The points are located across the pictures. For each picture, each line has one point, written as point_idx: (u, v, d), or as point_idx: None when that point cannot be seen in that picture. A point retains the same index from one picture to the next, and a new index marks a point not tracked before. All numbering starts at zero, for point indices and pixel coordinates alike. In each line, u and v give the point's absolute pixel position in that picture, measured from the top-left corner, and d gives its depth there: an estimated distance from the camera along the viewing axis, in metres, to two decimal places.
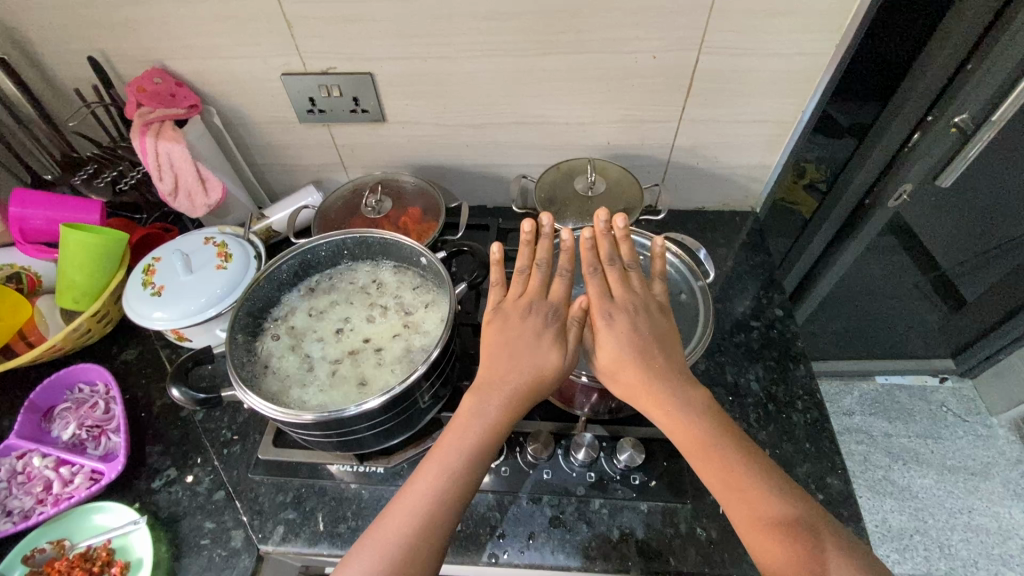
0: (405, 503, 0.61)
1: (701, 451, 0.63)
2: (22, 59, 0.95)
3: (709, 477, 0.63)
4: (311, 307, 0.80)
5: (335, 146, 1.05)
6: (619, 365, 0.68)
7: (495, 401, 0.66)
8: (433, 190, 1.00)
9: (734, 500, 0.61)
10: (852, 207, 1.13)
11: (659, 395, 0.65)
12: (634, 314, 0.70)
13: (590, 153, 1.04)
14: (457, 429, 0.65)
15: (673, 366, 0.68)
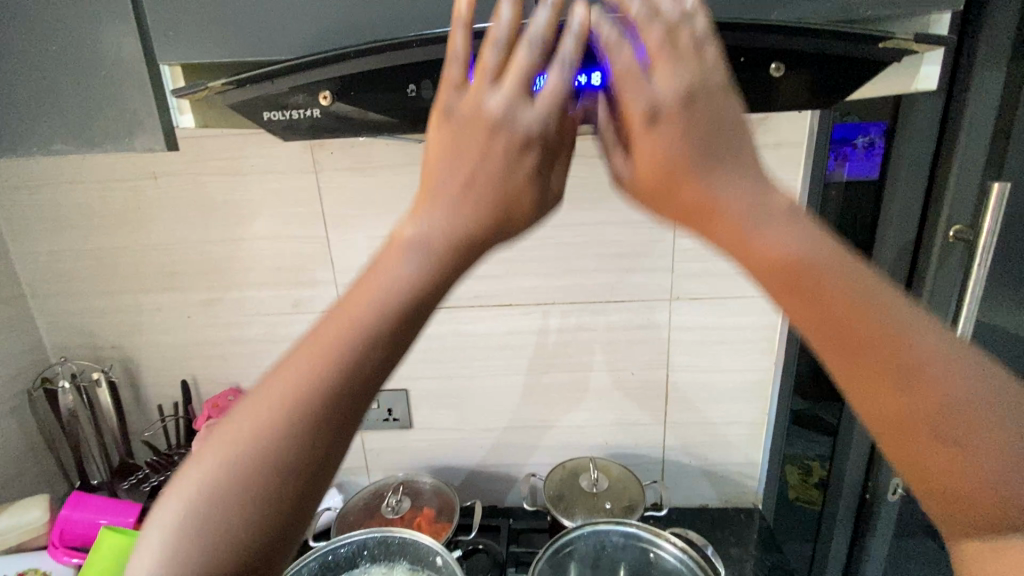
0: (269, 397, 0.44)
1: (813, 300, 0.43)
2: (128, 383, 1.18)
3: (828, 343, 0.44)
4: None
5: (363, 449, 1.19)
6: (649, 179, 0.46)
7: (379, 291, 0.45)
8: (448, 489, 1.08)
9: (862, 384, 0.44)
10: (856, 506, 1.05)
11: (735, 222, 0.43)
12: (693, 100, 0.43)
13: (592, 453, 1.17)
14: (318, 345, 0.44)
15: (737, 172, 0.44)
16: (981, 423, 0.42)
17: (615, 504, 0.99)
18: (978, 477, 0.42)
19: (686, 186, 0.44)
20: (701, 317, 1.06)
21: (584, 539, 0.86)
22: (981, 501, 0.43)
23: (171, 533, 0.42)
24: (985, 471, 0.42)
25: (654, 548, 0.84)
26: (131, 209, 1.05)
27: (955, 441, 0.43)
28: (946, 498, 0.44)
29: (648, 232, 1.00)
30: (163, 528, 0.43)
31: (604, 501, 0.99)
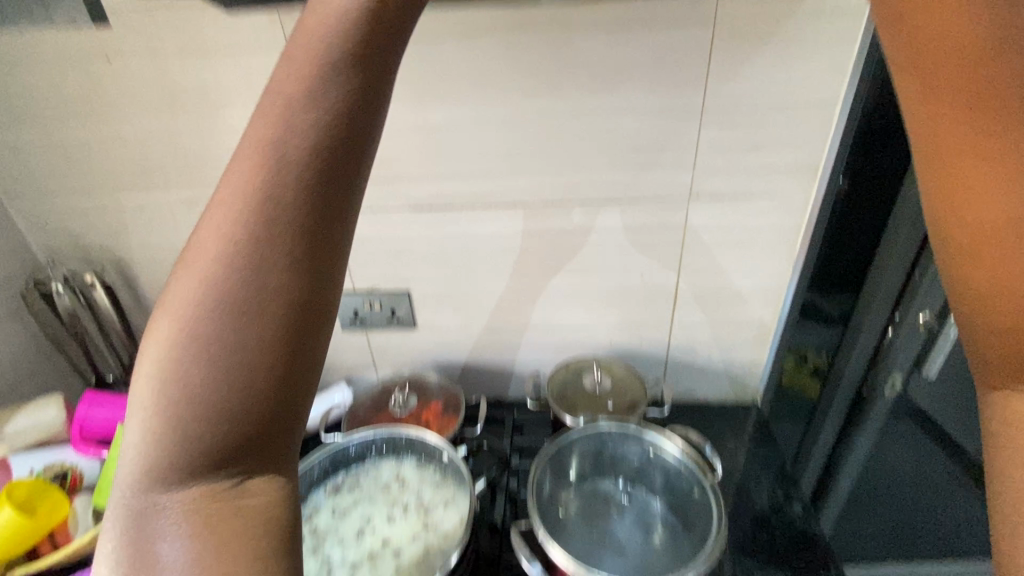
0: (205, 250, 0.45)
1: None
2: (124, 284, 1.16)
3: (945, 97, 0.51)
4: (335, 506, 0.82)
5: (370, 348, 1.19)
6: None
7: (264, 173, 0.45)
8: (455, 387, 1.10)
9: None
10: (852, 396, 1.17)
11: None
12: None
13: (596, 352, 1.17)
14: (222, 209, 0.46)
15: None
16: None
17: (617, 403, 1.00)
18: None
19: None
20: (720, 217, 0.98)
21: (587, 437, 0.87)
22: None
23: (137, 445, 0.43)
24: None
25: (656, 448, 0.85)
26: (88, 97, 0.93)
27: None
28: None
29: (671, 121, 0.89)
30: (131, 454, 0.43)
31: (607, 402, 1.00)
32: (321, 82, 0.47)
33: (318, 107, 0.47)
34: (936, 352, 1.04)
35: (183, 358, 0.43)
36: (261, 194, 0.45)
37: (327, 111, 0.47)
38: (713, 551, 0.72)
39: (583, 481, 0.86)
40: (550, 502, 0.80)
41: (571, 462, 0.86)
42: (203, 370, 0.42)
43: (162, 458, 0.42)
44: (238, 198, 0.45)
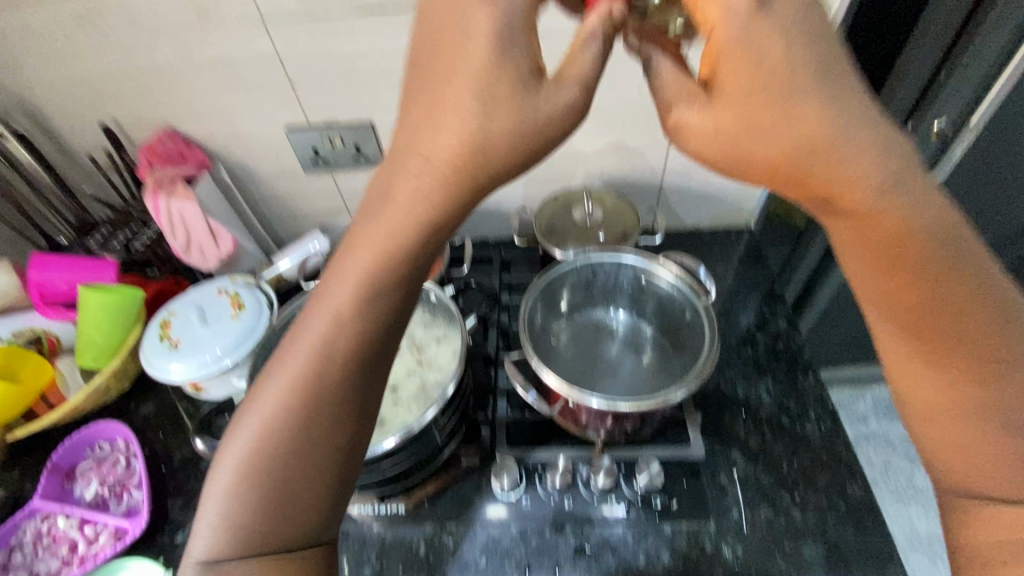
0: (286, 363, 0.51)
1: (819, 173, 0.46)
2: (41, 133, 1.00)
3: (926, 329, 0.50)
4: None
5: (339, 192, 1.09)
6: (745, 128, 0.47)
7: (350, 318, 0.50)
8: (438, 228, 1.04)
9: (869, 262, 0.50)
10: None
11: (845, 147, 0.45)
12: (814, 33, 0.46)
13: (585, 182, 1.08)
14: (324, 308, 0.50)
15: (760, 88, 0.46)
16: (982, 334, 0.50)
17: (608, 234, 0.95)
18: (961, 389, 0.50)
19: (743, 94, 0.46)
20: None
21: (578, 271, 0.83)
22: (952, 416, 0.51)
23: (213, 524, 0.49)
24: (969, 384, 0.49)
25: (648, 277, 0.82)
26: None
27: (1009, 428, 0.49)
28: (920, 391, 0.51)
29: None
30: (207, 526, 0.50)
31: (597, 233, 0.95)
32: (399, 245, 0.48)
33: (387, 269, 0.49)
34: (944, 162, 0.99)
35: (262, 459, 0.50)
36: (338, 330, 0.50)
37: (402, 263, 0.49)
38: (707, 366, 0.72)
39: (572, 311, 0.84)
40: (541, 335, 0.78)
41: (562, 296, 0.83)
42: (277, 478, 0.50)
43: (231, 543, 0.49)
44: (314, 347, 0.50)
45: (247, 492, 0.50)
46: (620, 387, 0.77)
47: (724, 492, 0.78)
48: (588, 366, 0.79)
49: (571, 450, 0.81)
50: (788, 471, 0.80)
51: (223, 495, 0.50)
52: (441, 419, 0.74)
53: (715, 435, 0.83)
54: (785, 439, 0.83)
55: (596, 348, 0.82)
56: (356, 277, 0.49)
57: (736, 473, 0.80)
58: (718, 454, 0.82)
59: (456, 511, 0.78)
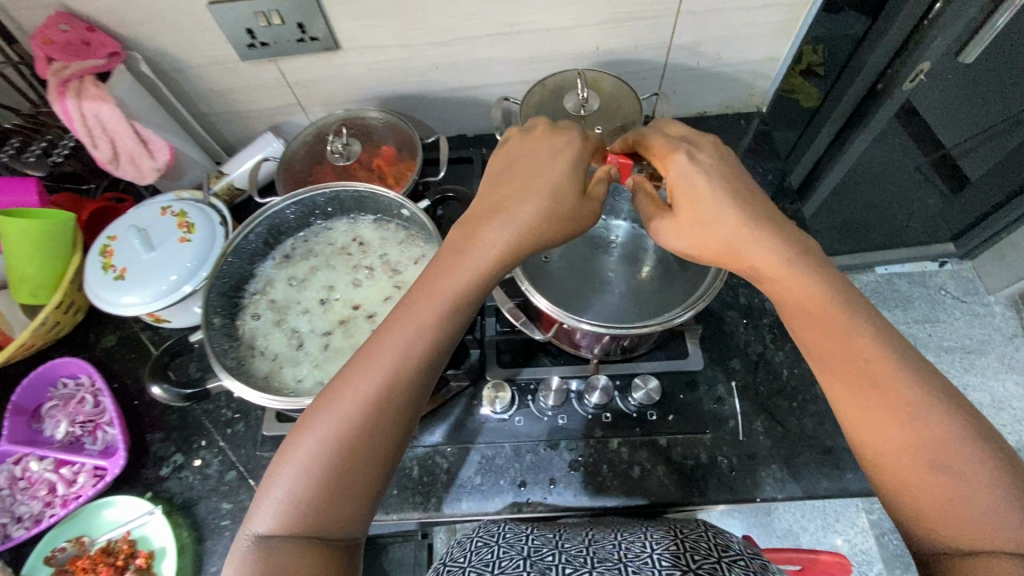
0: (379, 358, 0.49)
1: (818, 334, 0.49)
2: None
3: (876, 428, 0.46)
4: (290, 276, 0.72)
5: (287, 83, 0.93)
6: (715, 219, 0.53)
7: (443, 326, 0.51)
8: (403, 123, 0.90)
9: (892, 466, 0.44)
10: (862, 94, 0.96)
11: (755, 222, 0.52)
12: (701, 152, 0.56)
13: (578, 63, 0.92)
14: (417, 318, 0.51)
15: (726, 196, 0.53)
16: (929, 425, 0.44)
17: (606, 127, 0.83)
18: (938, 474, 0.42)
19: (704, 207, 0.53)
20: None
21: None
22: (955, 508, 0.41)
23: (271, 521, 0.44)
24: (947, 480, 0.42)
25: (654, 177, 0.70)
26: None
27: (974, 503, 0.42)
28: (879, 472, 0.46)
29: None
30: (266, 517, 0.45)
31: (594, 127, 0.82)
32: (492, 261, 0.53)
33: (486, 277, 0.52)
34: (989, 28, 0.81)
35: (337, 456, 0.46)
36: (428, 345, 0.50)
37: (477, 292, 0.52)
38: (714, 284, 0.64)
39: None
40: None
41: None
42: (348, 480, 0.46)
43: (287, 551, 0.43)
44: (408, 355, 0.49)
45: (303, 505, 0.45)
46: (612, 310, 0.72)
47: (722, 404, 0.75)
48: (581, 283, 0.74)
49: (562, 369, 0.77)
50: (788, 380, 0.77)
51: (291, 487, 0.45)
52: None
53: (713, 346, 0.80)
54: (787, 347, 0.79)
55: (591, 262, 0.76)
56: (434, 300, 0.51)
57: (735, 385, 0.77)
58: (717, 366, 0.78)
59: (447, 434, 0.76)
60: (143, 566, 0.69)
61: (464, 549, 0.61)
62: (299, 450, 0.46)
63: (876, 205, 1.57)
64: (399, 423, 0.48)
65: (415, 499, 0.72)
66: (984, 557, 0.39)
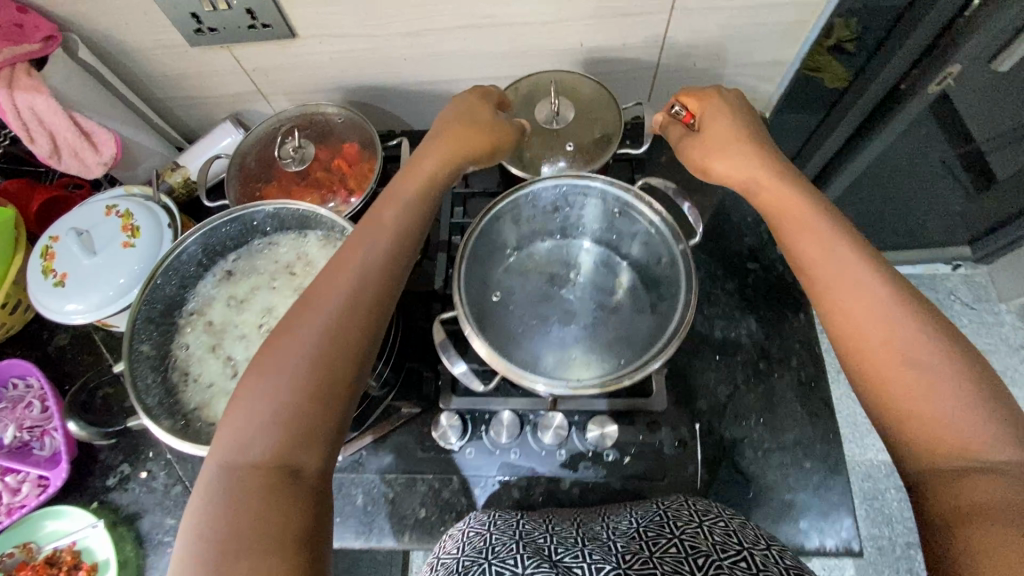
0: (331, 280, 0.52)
1: (809, 256, 0.55)
2: None
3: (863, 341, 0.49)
4: (231, 296, 0.68)
5: (243, 70, 0.85)
6: (724, 147, 0.65)
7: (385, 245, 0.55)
8: (366, 121, 0.85)
9: (874, 381, 0.48)
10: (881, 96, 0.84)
11: (756, 148, 0.64)
12: (733, 103, 0.69)
13: (561, 59, 0.83)
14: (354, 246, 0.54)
15: (744, 133, 0.65)
16: (899, 341, 0.47)
17: (581, 141, 0.75)
18: (922, 382, 0.45)
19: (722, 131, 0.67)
20: None
21: (538, 198, 0.64)
22: (933, 414, 0.44)
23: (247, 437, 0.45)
24: (927, 394, 0.45)
25: (626, 208, 0.63)
26: None
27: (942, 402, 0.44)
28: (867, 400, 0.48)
29: None
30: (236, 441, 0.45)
31: (567, 141, 0.75)
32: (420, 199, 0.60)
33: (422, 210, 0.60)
34: None
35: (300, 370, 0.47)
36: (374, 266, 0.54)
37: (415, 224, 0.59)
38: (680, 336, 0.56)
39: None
40: (481, 283, 0.62)
41: (510, 229, 0.65)
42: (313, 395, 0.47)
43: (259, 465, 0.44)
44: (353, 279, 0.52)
45: (276, 413, 0.46)
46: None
47: (682, 448, 0.72)
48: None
49: (518, 402, 0.72)
50: (755, 426, 0.73)
51: (262, 409, 0.46)
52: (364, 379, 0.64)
53: (679, 384, 0.75)
54: (758, 389, 0.75)
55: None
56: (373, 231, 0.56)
57: (699, 427, 0.73)
58: (680, 406, 0.74)
59: (393, 462, 0.73)
60: None
61: (459, 541, 0.60)
62: (279, 349, 0.48)
63: (891, 202, 1.38)
64: (373, 338, 0.52)
65: (358, 527, 0.71)
66: (968, 474, 0.42)
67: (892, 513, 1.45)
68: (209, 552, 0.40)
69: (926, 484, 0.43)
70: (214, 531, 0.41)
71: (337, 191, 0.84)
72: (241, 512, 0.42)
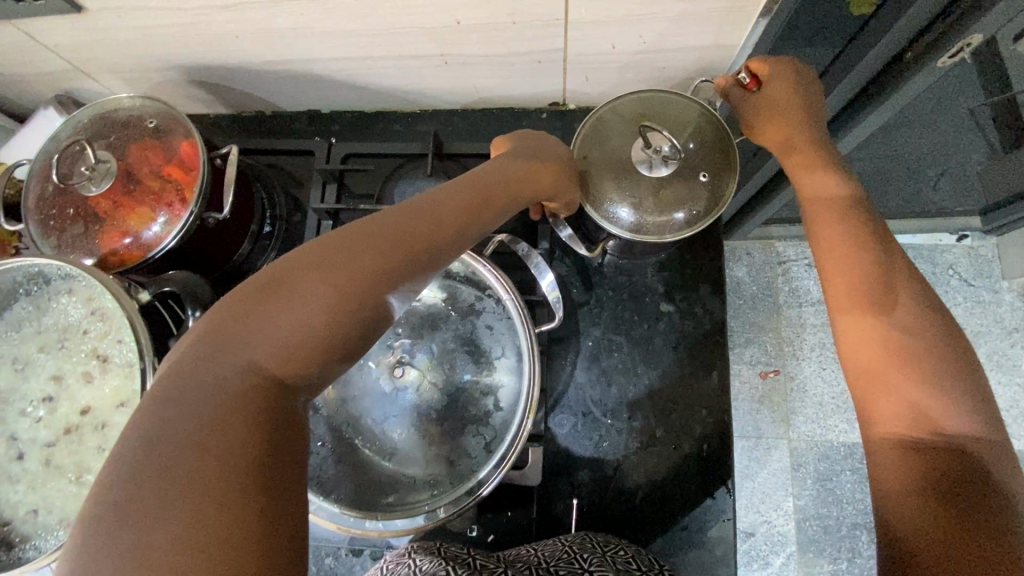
0: (423, 208, 0.42)
1: (826, 220, 0.50)
2: None
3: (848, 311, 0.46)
4: (16, 358, 0.57)
5: (45, 45, 0.67)
6: (782, 107, 0.55)
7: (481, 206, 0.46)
8: (189, 121, 0.68)
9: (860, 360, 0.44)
10: (860, 85, 0.56)
11: (817, 120, 0.54)
12: (798, 79, 0.54)
13: (442, 38, 0.64)
14: (466, 195, 0.45)
15: (802, 91, 0.54)
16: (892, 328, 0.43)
17: (691, 191, 0.60)
18: (912, 375, 0.41)
19: (779, 94, 0.55)
20: None
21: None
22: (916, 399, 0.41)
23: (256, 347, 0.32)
24: (915, 388, 0.41)
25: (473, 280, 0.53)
26: None
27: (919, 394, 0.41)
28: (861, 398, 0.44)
29: None
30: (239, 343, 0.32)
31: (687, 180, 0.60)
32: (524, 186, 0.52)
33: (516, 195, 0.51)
34: None
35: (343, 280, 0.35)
36: (460, 215, 0.44)
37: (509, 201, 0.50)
38: (512, 454, 0.49)
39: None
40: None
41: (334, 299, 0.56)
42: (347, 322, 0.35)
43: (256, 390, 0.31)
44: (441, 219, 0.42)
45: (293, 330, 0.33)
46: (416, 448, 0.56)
47: (555, 523, 0.65)
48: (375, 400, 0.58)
49: None
50: (641, 502, 0.65)
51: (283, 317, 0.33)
52: None
53: (561, 450, 0.66)
54: (649, 461, 0.65)
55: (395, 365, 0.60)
56: (479, 189, 0.47)
57: (576, 501, 0.65)
58: (561, 475, 0.66)
59: None
60: None
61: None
62: (343, 249, 0.36)
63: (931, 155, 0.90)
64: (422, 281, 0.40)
65: None
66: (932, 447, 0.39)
67: (846, 495, 1.09)
68: (169, 467, 0.27)
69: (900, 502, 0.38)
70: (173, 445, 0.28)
71: (163, 208, 0.67)
72: (225, 443, 0.28)
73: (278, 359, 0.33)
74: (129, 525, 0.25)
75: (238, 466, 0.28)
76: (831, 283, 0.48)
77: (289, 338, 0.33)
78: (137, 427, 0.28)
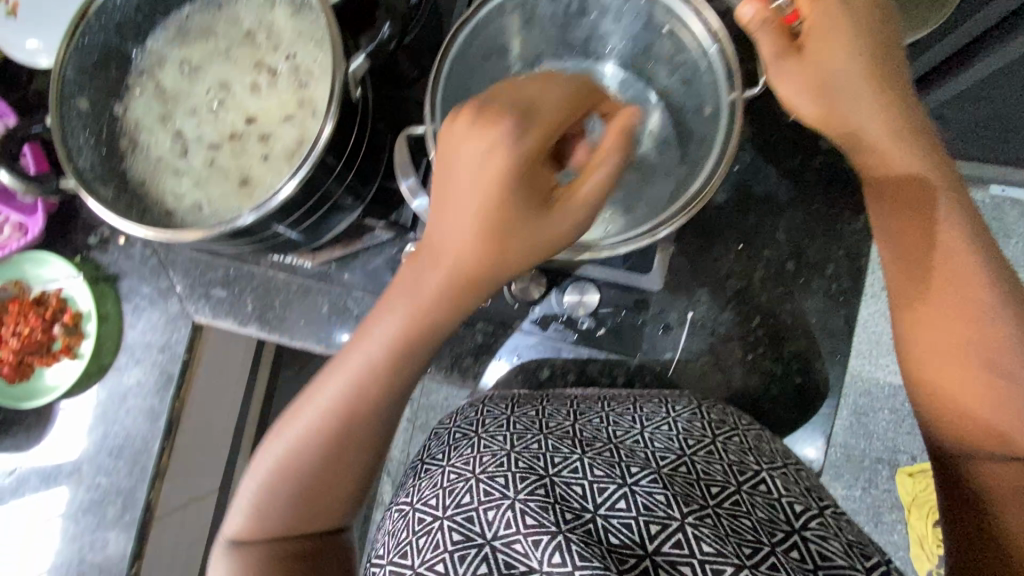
0: (475, 182, 0.41)
1: (899, 219, 0.49)
2: None
3: (925, 314, 0.48)
4: (184, 60, 0.58)
5: None
6: (813, 83, 0.48)
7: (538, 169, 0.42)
8: None
9: (931, 372, 0.47)
10: None
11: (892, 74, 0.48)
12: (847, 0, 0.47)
13: None
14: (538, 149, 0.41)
15: (846, 16, 0.47)
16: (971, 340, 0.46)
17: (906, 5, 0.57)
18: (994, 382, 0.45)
19: (829, 40, 0.47)
20: None
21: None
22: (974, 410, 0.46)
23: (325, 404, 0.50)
24: (983, 406, 0.45)
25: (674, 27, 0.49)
26: None
27: (987, 388, 0.45)
28: (952, 402, 0.46)
29: None
30: (321, 403, 0.50)
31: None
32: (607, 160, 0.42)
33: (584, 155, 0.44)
34: None
35: (403, 348, 0.48)
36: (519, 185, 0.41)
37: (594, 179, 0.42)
38: (692, 199, 0.47)
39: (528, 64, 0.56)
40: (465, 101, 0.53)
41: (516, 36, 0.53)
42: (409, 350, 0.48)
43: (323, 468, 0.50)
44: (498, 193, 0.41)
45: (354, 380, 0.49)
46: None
47: (665, 334, 0.66)
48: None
49: None
50: (755, 331, 0.65)
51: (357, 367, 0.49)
52: (332, 179, 0.55)
53: (685, 267, 0.65)
54: (774, 291, 0.65)
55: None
56: (546, 140, 0.41)
57: (691, 317, 0.65)
58: (680, 291, 0.66)
59: (363, 281, 0.71)
60: (70, 324, 0.72)
61: (445, 445, 0.56)
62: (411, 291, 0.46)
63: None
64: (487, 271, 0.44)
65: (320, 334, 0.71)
66: (986, 459, 0.46)
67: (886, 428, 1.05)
68: (285, 491, 0.50)
69: (994, 497, 0.45)
70: (283, 466, 0.50)
71: None
72: (309, 479, 0.50)
73: (341, 409, 0.49)
74: (272, 517, 0.50)
75: (322, 503, 0.51)
76: (909, 297, 0.49)
77: (357, 377, 0.49)
78: (267, 455, 0.51)
